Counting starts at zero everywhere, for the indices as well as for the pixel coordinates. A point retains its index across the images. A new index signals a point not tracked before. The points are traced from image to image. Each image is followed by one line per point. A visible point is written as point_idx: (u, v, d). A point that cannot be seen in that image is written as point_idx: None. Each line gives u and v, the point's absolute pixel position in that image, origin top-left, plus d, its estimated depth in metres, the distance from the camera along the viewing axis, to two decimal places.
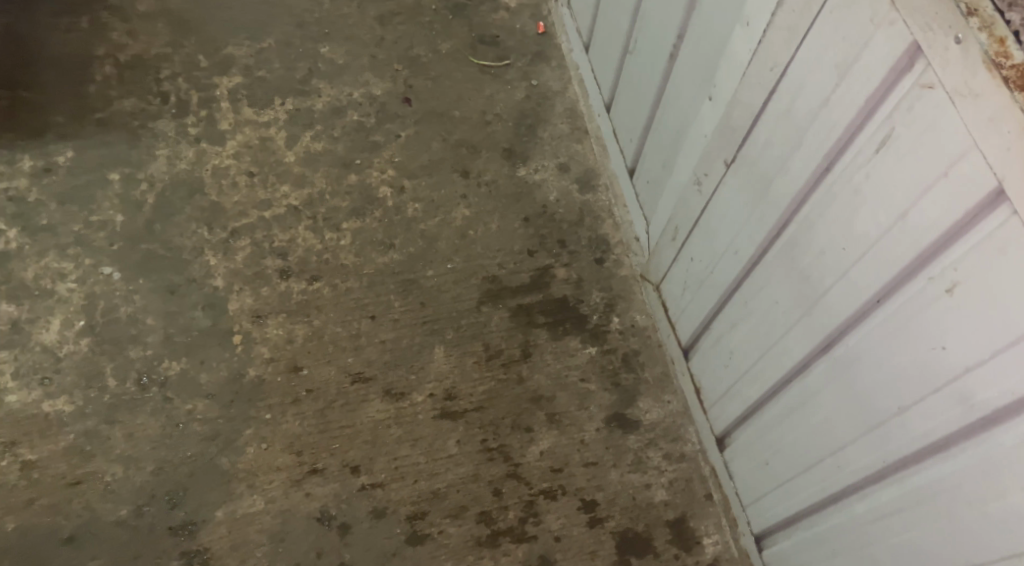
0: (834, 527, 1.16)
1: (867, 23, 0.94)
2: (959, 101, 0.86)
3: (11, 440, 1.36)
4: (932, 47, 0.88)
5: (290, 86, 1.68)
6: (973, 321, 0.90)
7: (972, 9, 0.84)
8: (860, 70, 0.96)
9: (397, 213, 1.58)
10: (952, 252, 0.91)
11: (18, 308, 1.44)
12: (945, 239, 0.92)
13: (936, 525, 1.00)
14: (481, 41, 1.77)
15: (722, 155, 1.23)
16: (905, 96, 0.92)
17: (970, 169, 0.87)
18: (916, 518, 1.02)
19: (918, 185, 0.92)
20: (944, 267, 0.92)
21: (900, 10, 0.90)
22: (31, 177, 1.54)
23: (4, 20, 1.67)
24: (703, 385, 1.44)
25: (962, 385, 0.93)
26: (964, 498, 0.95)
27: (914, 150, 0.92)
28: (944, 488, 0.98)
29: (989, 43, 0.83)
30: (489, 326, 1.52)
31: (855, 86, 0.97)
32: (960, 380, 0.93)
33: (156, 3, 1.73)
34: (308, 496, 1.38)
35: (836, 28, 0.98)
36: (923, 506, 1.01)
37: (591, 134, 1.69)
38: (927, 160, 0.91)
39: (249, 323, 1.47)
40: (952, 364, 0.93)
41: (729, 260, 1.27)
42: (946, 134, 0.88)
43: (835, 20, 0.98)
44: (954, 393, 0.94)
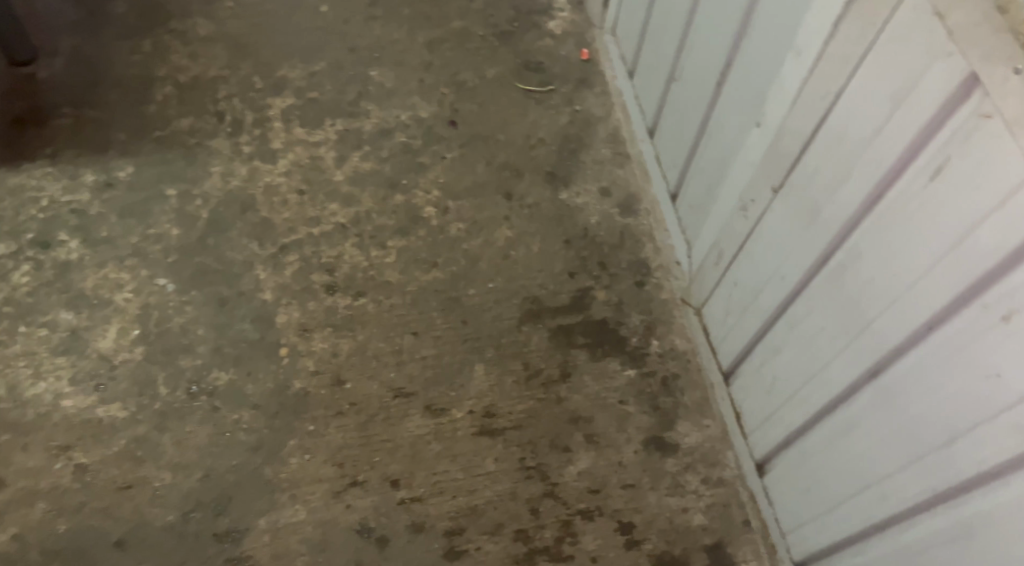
0: (880, 556, 1.15)
1: (923, 53, 0.96)
2: (1016, 131, 0.87)
3: (66, 443, 1.41)
4: (989, 77, 0.89)
5: (340, 108, 1.73)
6: None
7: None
8: (916, 98, 0.98)
9: (441, 233, 1.62)
10: (1006, 281, 0.91)
11: (77, 316, 1.50)
12: (998, 268, 0.92)
13: (984, 557, 0.99)
14: (526, 67, 1.81)
15: (769, 181, 1.25)
16: (961, 125, 0.93)
17: None
18: (965, 549, 1.01)
19: (973, 213, 0.93)
20: (998, 295, 0.92)
21: (958, 40, 0.92)
22: (93, 191, 1.60)
23: (72, 42, 1.75)
24: (744, 410, 1.45)
25: (1014, 415, 0.92)
26: (1015, 530, 0.94)
27: (969, 178, 0.93)
28: (994, 520, 0.97)
29: None
30: (529, 346, 1.54)
31: (910, 114, 0.99)
32: (1012, 410, 0.92)
33: (215, 27, 1.80)
34: (348, 508, 1.41)
35: (892, 57, 1.00)
36: (972, 537, 1.00)
37: (634, 159, 1.72)
38: (981, 188, 0.92)
39: (296, 336, 1.51)
40: (1004, 393, 0.93)
41: (774, 286, 1.28)
42: (1002, 162, 0.89)
43: (891, 49, 1.00)
44: (1006, 423, 0.93)
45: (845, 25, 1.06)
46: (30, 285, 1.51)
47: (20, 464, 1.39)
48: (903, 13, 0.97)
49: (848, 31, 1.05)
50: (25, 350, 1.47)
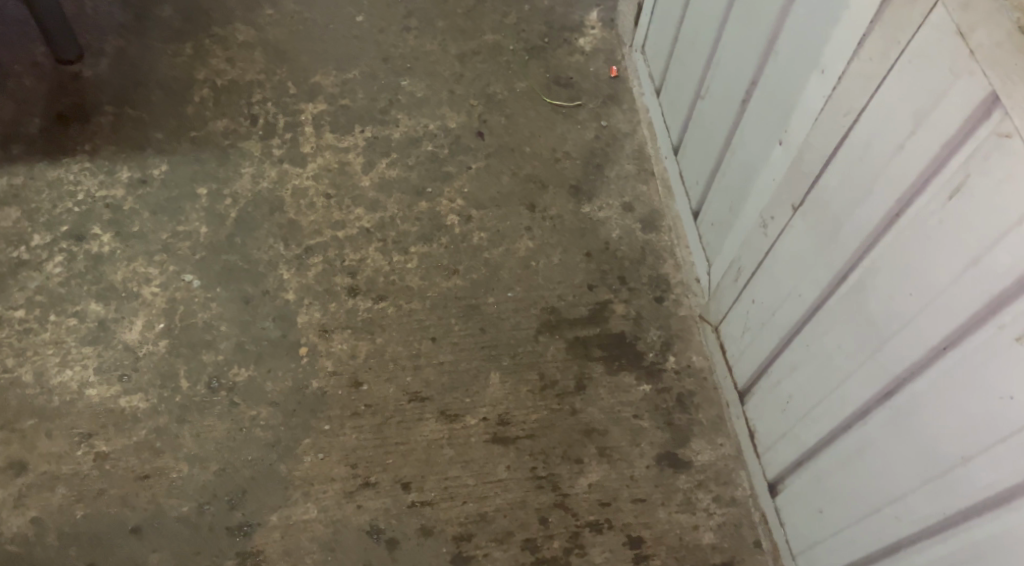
0: None
1: (945, 73, 0.96)
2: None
3: (89, 431, 1.45)
4: (1010, 97, 0.90)
5: (371, 115, 1.76)
6: None
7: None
8: (936, 118, 0.98)
9: (463, 241, 1.64)
10: None
11: (106, 308, 1.54)
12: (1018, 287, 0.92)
13: None
14: (556, 82, 1.83)
15: (790, 199, 1.25)
16: (981, 145, 0.94)
17: None
18: None
19: (993, 234, 0.93)
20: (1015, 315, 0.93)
21: (979, 61, 0.93)
22: (128, 187, 1.65)
23: (117, 43, 1.80)
24: (759, 429, 1.44)
25: None
26: None
27: (990, 198, 0.94)
28: (1008, 542, 0.96)
29: None
30: (545, 356, 1.55)
31: (931, 134, 0.99)
32: None
33: (254, 33, 1.85)
34: (359, 508, 1.42)
35: (914, 76, 1.00)
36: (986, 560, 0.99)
37: (657, 175, 1.73)
38: (1002, 207, 0.92)
39: (316, 336, 1.54)
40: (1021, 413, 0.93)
41: (791, 304, 1.28)
42: None
43: (914, 69, 1.00)
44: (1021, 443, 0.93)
45: (869, 44, 1.06)
46: (63, 275, 1.56)
47: (44, 449, 1.43)
48: (927, 33, 0.98)
49: (872, 51, 1.06)
50: (55, 338, 1.51)
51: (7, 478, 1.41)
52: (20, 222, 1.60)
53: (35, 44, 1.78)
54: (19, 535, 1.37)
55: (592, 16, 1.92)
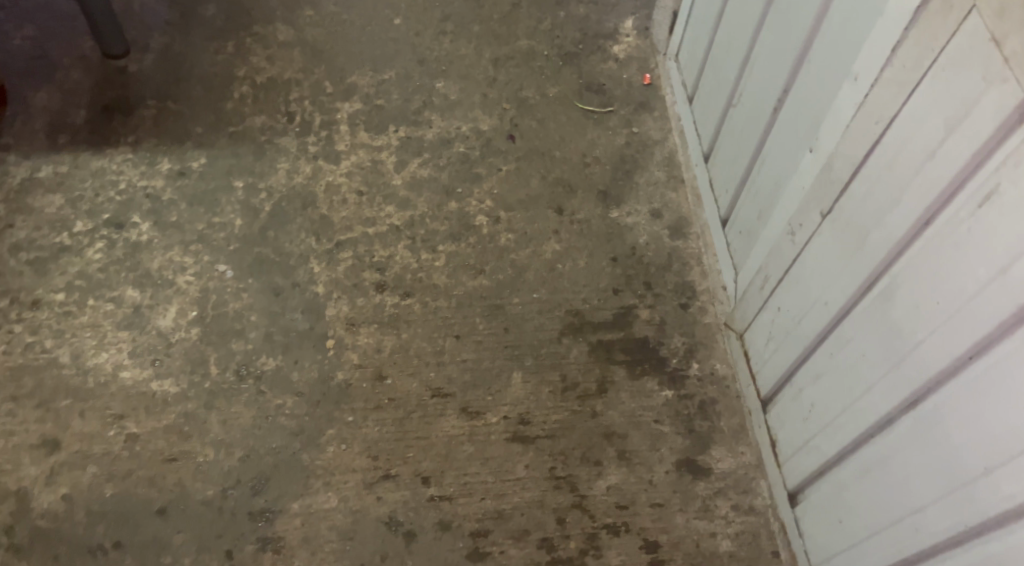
0: None
1: (979, 79, 0.96)
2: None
3: (121, 413, 1.49)
4: None
5: (405, 116, 1.79)
6: None
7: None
8: (969, 123, 0.97)
9: (491, 242, 1.67)
10: None
11: (142, 294, 1.58)
12: None
13: None
14: (588, 88, 1.85)
15: (818, 206, 1.24)
16: (1010, 153, 0.93)
17: None
18: None
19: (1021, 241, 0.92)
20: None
21: (1012, 67, 0.92)
22: (167, 179, 1.69)
23: (162, 39, 1.85)
24: (780, 439, 1.42)
25: None
26: None
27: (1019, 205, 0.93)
28: None
29: None
30: (567, 358, 1.56)
31: (962, 141, 0.98)
32: None
33: (294, 33, 1.89)
34: (378, 500, 1.44)
35: (948, 83, 1.00)
36: None
37: (687, 183, 1.73)
38: None
39: (343, 330, 1.57)
40: None
41: (815, 312, 1.26)
42: None
43: (947, 76, 1.00)
44: None
45: (902, 51, 1.06)
46: (102, 261, 1.61)
47: (77, 428, 1.47)
48: (960, 40, 0.98)
49: (906, 57, 1.05)
50: (92, 321, 1.56)
51: (40, 455, 1.45)
52: (63, 209, 1.65)
53: (84, 38, 1.84)
54: (49, 511, 1.41)
55: (627, 24, 1.94)
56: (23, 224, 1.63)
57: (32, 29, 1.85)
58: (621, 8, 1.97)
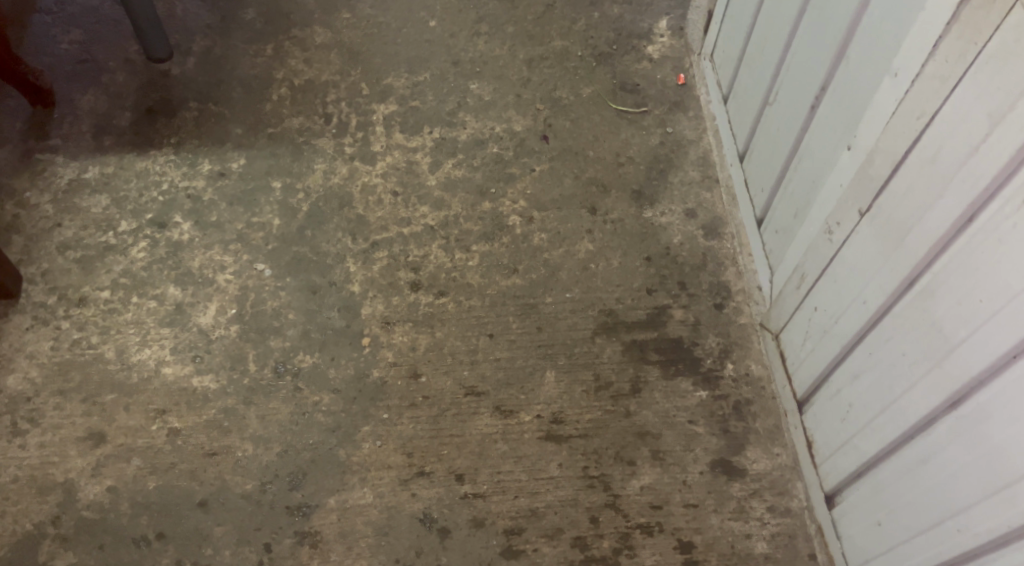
0: None
1: None
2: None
3: (163, 408, 1.52)
4: None
5: (439, 117, 1.81)
6: None
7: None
8: (1014, 119, 0.96)
9: (524, 241, 1.68)
10: None
11: (183, 292, 1.62)
12: None
13: None
14: (622, 88, 1.86)
15: (857, 204, 1.23)
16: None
17: None
18: None
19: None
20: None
21: None
22: (208, 179, 1.73)
23: (204, 43, 1.89)
24: (816, 439, 1.41)
25: None
26: None
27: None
28: None
29: None
30: (601, 358, 1.56)
31: (1008, 135, 0.97)
32: None
33: (331, 36, 1.92)
34: (413, 496, 1.46)
35: (993, 78, 0.99)
36: None
37: (722, 183, 1.73)
38: None
39: (378, 328, 1.59)
40: None
41: (852, 311, 1.25)
42: None
43: (992, 71, 0.99)
44: None
45: (944, 46, 1.05)
46: (145, 260, 1.64)
47: (121, 422, 1.51)
48: (1005, 34, 0.97)
49: (948, 53, 1.05)
50: (136, 318, 1.59)
51: (86, 448, 1.49)
52: (108, 208, 1.69)
53: (129, 42, 1.89)
54: (94, 502, 1.45)
55: (661, 24, 1.94)
56: (70, 223, 1.67)
57: (79, 33, 1.89)
58: (656, 8, 1.97)
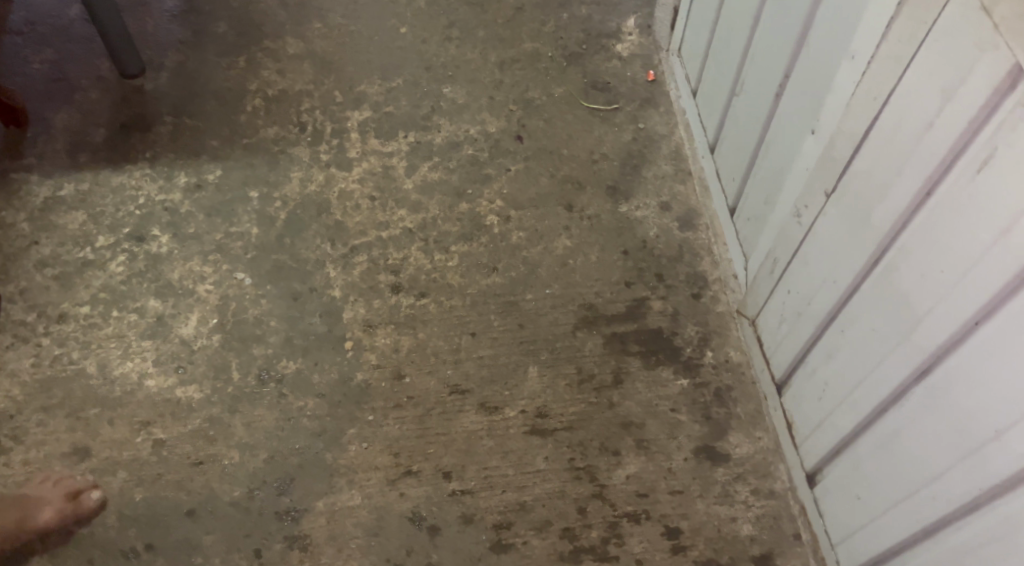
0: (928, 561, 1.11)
1: (971, 48, 0.96)
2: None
3: (147, 419, 1.52)
4: None
5: (414, 122, 1.83)
6: None
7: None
8: (963, 94, 0.98)
9: (502, 240, 1.69)
10: None
11: (164, 304, 1.62)
12: None
13: None
14: (593, 86, 1.88)
15: (823, 186, 1.25)
16: (1007, 116, 0.93)
17: None
18: (1012, 547, 0.98)
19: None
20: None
21: (1003, 35, 0.92)
22: (185, 192, 1.73)
23: (176, 57, 1.90)
24: (796, 420, 1.43)
25: None
26: None
27: (1016, 166, 0.92)
28: None
29: None
30: (583, 351, 1.58)
31: (958, 110, 0.98)
32: None
33: (303, 46, 1.93)
34: (402, 496, 1.47)
35: (941, 55, 1.00)
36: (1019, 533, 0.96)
37: (694, 175, 1.75)
38: None
39: (361, 332, 1.60)
40: None
41: (824, 290, 1.27)
42: None
43: (940, 48, 1.00)
44: None
45: (896, 27, 1.06)
46: (124, 274, 1.65)
47: (106, 436, 1.51)
48: (950, 11, 0.98)
49: (899, 33, 1.06)
50: (117, 332, 1.60)
51: (71, 463, 1.49)
52: (85, 224, 1.69)
53: (101, 59, 1.90)
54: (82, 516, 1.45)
55: (629, 22, 1.97)
56: (48, 241, 1.68)
57: (50, 52, 1.90)
58: (623, 7, 2.00)
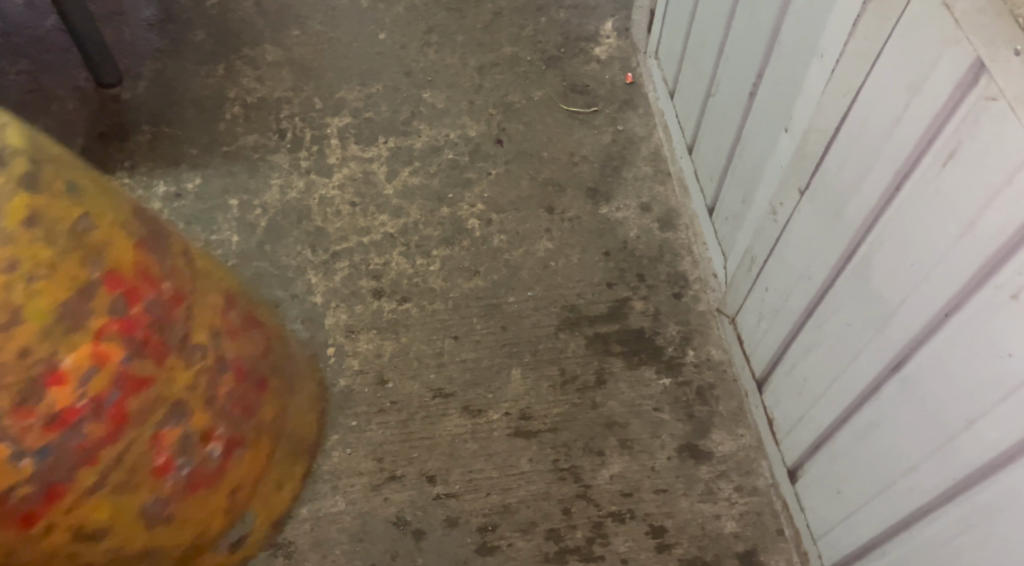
0: (909, 550, 1.11)
1: (935, 42, 0.95)
2: (1020, 110, 0.86)
3: None
4: (995, 61, 0.88)
5: (394, 127, 1.83)
6: None
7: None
8: (928, 89, 0.97)
9: (483, 244, 1.69)
10: (1016, 259, 0.89)
11: None
12: (1008, 247, 0.90)
13: (1006, 542, 0.95)
14: (572, 89, 1.89)
15: (797, 183, 1.25)
16: (970, 110, 0.92)
17: None
18: (988, 535, 0.98)
19: (987, 194, 0.91)
20: (1009, 274, 0.90)
21: (965, 29, 0.91)
22: (164, 201, 1.73)
23: (154, 66, 1.90)
24: (777, 417, 1.43)
25: None
26: None
27: (979, 161, 0.92)
28: (1013, 500, 0.94)
29: None
30: (565, 352, 1.58)
31: (923, 105, 0.97)
32: None
33: (282, 53, 1.94)
34: (386, 501, 1.46)
35: (905, 50, 0.99)
36: (994, 521, 0.97)
37: (674, 175, 1.76)
38: (992, 169, 0.90)
39: (343, 337, 1.60)
40: (1018, 372, 0.90)
41: (801, 286, 1.27)
42: (1010, 142, 0.87)
43: (905, 43, 0.99)
44: (1018, 402, 0.91)
45: (862, 23, 1.06)
46: None
47: None
48: (914, 6, 0.97)
49: (865, 30, 1.05)
50: None
51: None
52: None
53: (78, 69, 1.89)
54: None
55: (607, 26, 1.98)
56: None
57: (27, 63, 1.89)
58: (601, 11, 2.00)
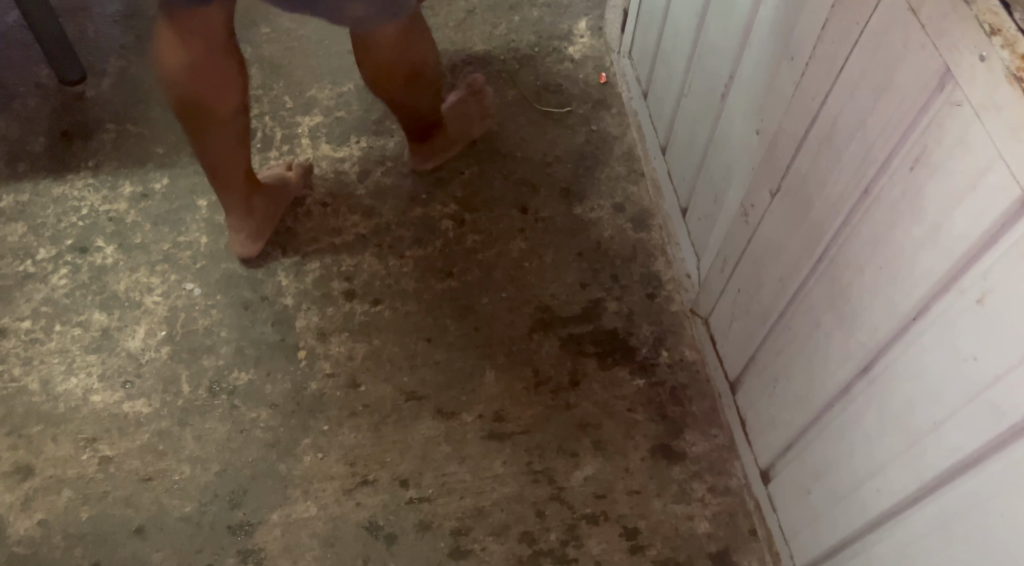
0: (877, 552, 1.11)
1: (900, 46, 0.94)
2: (984, 116, 0.85)
3: (92, 436, 1.48)
4: (960, 67, 0.87)
5: (366, 126, 1.81)
6: (1001, 331, 0.87)
7: (996, 28, 0.84)
8: (894, 93, 0.96)
9: (457, 244, 1.68)
10: (980, 263, 0.89)
11: (109, 317, 1.59)
12: (974, 252, 0.90)
13: (972, 543, 0.95)
14: (545, 89, 1.88)
15: (768, 186, 1.25)
16: (936, 115, 0.91)
17: (996, 181, 0.85)
18: (953, 536, 0.98)
19: (953, 197, 0.91)
20: (974, 278, 0.90)
21: (930, 34, 0.90)
22: (130, 201, 1.71)
23: (119, 64, 1.88)
24: (749, 417, 1.43)
25: (992, 393, 0.89)
26: (997, 509, 0.91)
27: (945, 164, 0.91)
28: (978, 502, 0.94)
29: (1011, 59, 0.82)
30: (539, 353, 1.57)
31: (890, 109, 0.97)
32: (991, 389, 0.89)
33: (252, 51, 1.91)
34: (358, 505, 1.44)
35: (873, 54, 0.99)
36: (959, 522, 0.97)
37: (647, 176, 1.76)
38: (957, 173, 0.90)
39: (314, 340, 1.58)
40: (984, 375, 0.90)
41: (773, 287, 1.27)
42: (975, 147, 0.87)
43: (872, 47, 0.98)
44: (984, 404, 0.90)
45: (831, 27, 1.05)
46: (68, 286, 1.61)
47: (49, 453, 1.47)
48: (880, 11, 0.96)
49: (833, 34, 1.05)
50: (59, 347, 1.56)
51: (13, 483, 1.44)
52: (25, 236, 1.66)
53: (40, 67, 1.87)
54: (25, 537, 1.40)
55: (580, 25, 1.97)
56: None
57: None
58: (574, 10, 2.00)
